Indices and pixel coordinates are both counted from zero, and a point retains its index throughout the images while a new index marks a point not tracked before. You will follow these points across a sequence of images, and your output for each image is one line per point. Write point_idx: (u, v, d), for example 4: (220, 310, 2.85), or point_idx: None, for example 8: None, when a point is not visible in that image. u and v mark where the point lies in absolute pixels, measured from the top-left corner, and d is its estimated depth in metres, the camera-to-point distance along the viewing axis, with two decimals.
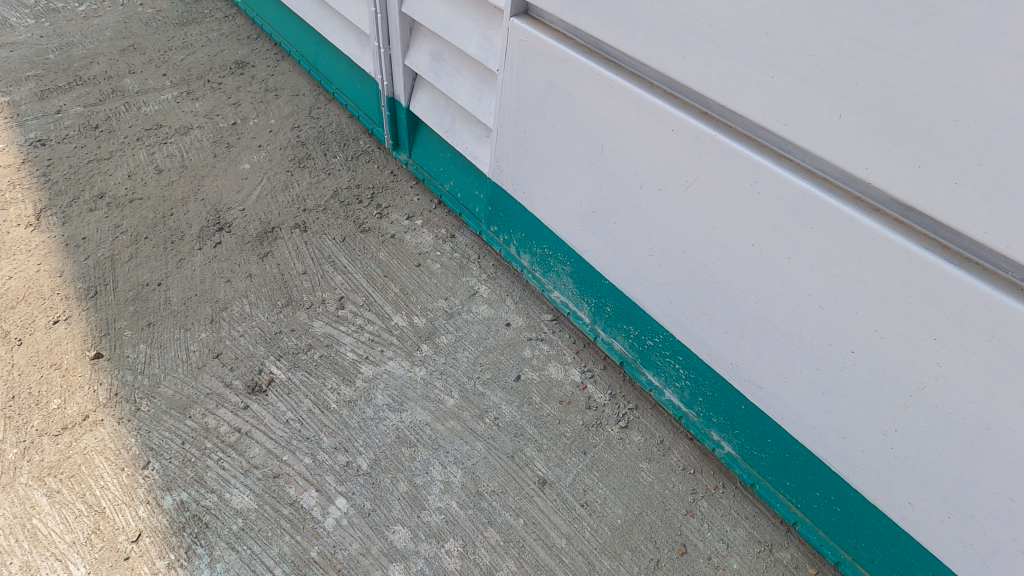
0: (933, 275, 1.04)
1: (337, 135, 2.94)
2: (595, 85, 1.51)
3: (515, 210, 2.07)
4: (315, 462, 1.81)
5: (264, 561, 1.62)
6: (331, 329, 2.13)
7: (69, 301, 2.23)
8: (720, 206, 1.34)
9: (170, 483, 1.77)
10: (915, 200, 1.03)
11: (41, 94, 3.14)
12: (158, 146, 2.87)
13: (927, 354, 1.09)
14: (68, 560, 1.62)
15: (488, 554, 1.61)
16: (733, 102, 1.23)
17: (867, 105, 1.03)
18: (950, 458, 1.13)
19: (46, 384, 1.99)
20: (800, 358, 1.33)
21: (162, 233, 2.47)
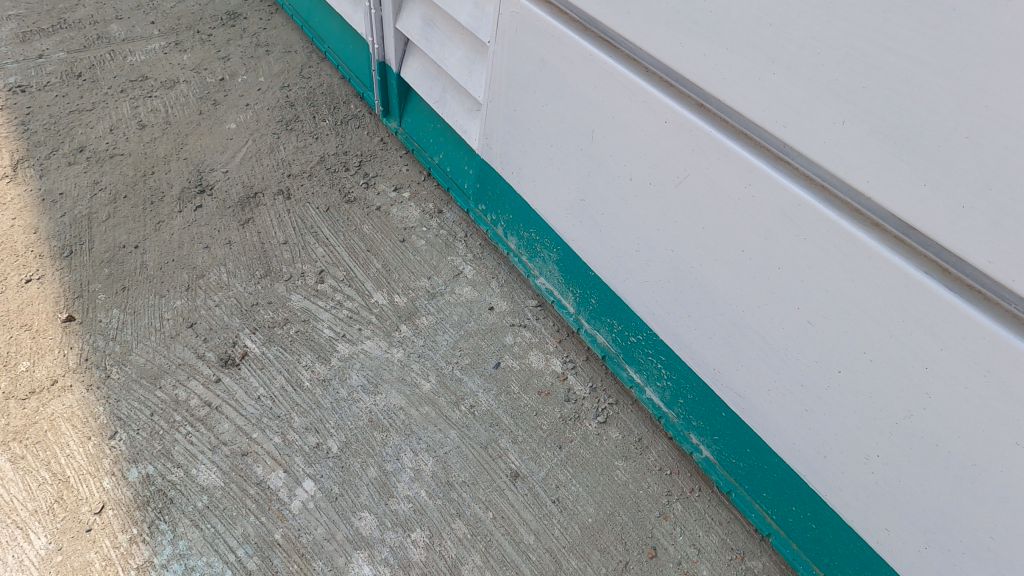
0: (930, 300, 0.97)
1: (328, 97, 2.83)
2: (588, 68, 1.41)
3: (503, 190, 1.98)
4: (285, 441, 1.76)
5: (227, 541, 1.59)
6: (309, 303, 2.07)
7: (43, 259, 2.16)
8: (711, 206, 1.26)
9: (136, 455, 1.73)
10: (917, 220, 0.94)
11: (24, 36, 3.01)
12: (143, 100, 2.76)
13: (917, 382, 1.03)
14: (29, 528, 1.58)
15: (454, 547, 1.58)
16: (729, 97, 1.14)
17: (873, 113, 0.94)
18: (932, 490, 1.07)
19: (15, 345, 1.94)
20: (784, 372, 1.26)
21: (142, 193, 2.38)
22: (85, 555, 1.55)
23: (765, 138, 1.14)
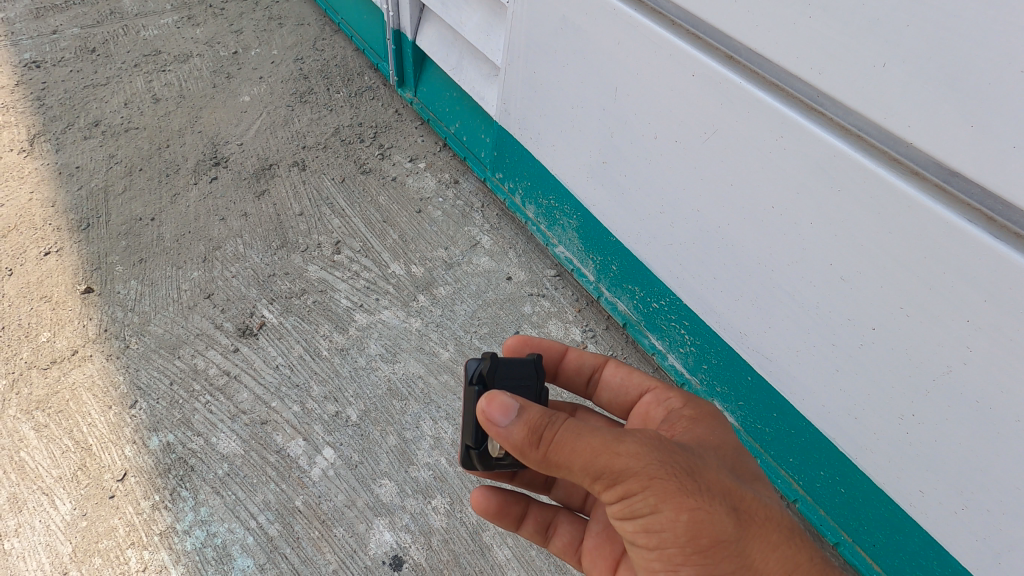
0: (973, 250, 0.93)
1: (341, 69, 2.80)
2: (613, 23, 1.38)
3: (522, 156, 1.95)
4: (304, 410, 1.76)
5: (248, 507, 1.59)
6: (326, 274, 2.05)
7: (61, 232, 2.16)
8: (741, 162, 1.23)
9: (157, 424, 1.73)
10: (961, 165, 0.90)
11: (37, 12, 3.00)
12: (156, 74, 2.74)
13: (957, 336, 1.00)
14: (54, 495, 1.59)
15: (475, 513, 1.58)
16: (762, 46, 1.10)
17: (917, 53, 0.90)
18: (971, 448, 1.04)
19: (36, 317, 1.94)
20: (814, 332, 1.24)
21: (158, 166, 2.38)
22: (109, 521, 1.55)
23: (798, 88, 1.10)
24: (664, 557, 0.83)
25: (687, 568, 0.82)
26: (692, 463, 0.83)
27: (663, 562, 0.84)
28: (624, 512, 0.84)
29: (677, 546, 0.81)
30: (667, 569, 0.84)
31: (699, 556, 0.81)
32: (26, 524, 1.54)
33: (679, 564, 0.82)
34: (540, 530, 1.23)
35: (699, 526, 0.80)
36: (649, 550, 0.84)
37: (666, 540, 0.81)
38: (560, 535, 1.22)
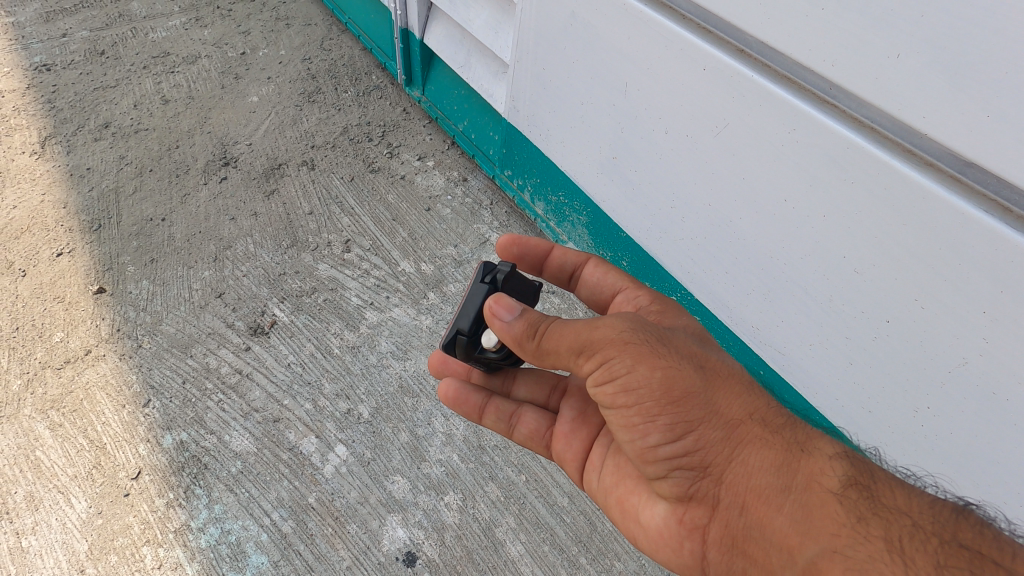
0: (989, 241, 0.93)
1: (349, 69, 2.81)
2: (623, 18, 1.38)
3: (531, 153, 1.95)
4: (316, 407, 1.76)
5: (262, 505, 1.59)
6: (336, 272, 2.06)
7: (73, 233, 2.17)
8: (753, 156, 1.23)
9: (170, 422, 1.73)
10: (977, 155, 0.90)
11: (47, 16, 3.03)
12: (165, 75, 2.76)
13: (973, 328, 0.99)
14: (69, 493, 1.60)
15: (487, 509, 1.59)
16: (774, 39, 1.10)
17: (931, 43, 0.89)
18: (988, 440, 1.04)
19: (49, 317, 1.95)
20: (827, 325, 1.23)
21: (168, 166, 2.39)
22: (124, 518, 1.56)
23: (810, 81, 1.10)
24: (641, 413, 0.90)
25: (664, 418, 0.89)
26: (656, 334, 0.95)
27: (640, 416, 0.90)
28: (605, 371, 0.92)
29: (652, 399, 0.89)
30: (645, 423, 0.90)
31: (673, 406, 0.89)
32: (43, 522, 1.55)
33: (656, 415, 0.89)
34: (503, 419, 1.31)
35: (670, 379, 0.90)
36: (627, 407, 0.91)
37: (642, 392, 0.89)
38: (524, 422, 1.29)
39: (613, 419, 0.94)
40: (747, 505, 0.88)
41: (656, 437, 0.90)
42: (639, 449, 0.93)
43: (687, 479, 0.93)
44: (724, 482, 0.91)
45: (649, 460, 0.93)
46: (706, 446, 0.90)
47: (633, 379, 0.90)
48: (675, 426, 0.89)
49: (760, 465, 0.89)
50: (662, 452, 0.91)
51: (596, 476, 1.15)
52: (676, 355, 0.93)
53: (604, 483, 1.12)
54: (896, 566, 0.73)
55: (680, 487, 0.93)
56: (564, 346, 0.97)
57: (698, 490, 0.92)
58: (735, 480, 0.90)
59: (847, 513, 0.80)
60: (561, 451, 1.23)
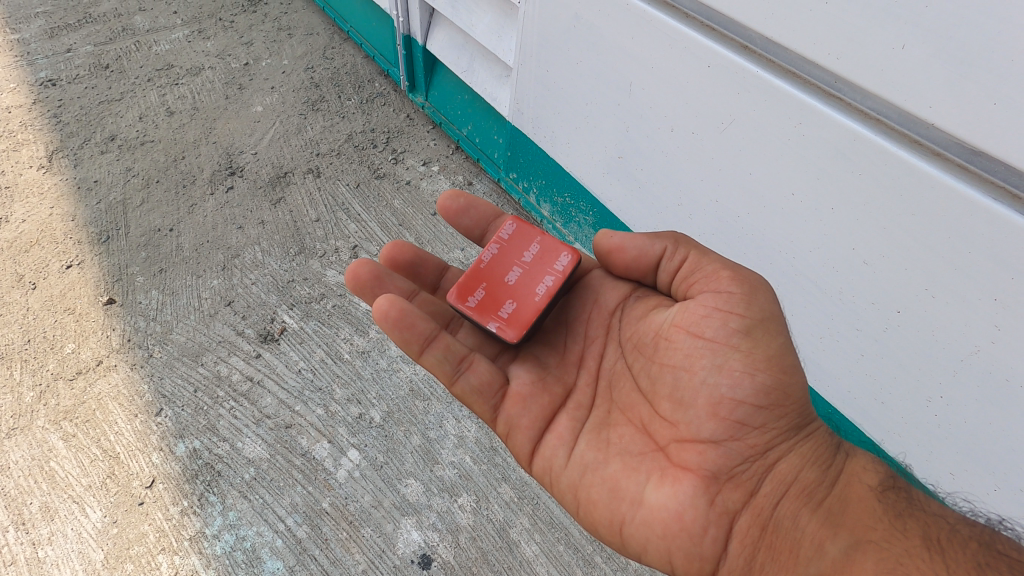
0: (998, 227, 0.93)
1: (352, 77, 2.83)
2: (626, 18, 1.39)
3: (537, 155, 1.96)
4: (328, 413, 1.77)
5: (276, 510, 1.59)
6: (345, 278, 2.07)
7: (81, 245, 2.19)
8: (760, 150, 1.24)
9: (182, 430, 1.74)
10: (985, 143, 0.91)
11: (51, 31, 3.05)
12: (170, 87, 2.78)
13: (985, 316, 1.00)
14: (85, 504, 1.60)
15: (501, 510, 1.59)
16: (778, 34, 1.11)
17: (936, 34, 0.90)
18: (1002, 427, 1.04)
19: (60, 329, 1.96)
20: (838, 317, 1.24)
21: (174, 177, 2.40)
22: (139, 527, 1.56)
23: (815, 75, 1.11)
24: (746, 360, 0.97)
25: (763, 377, 0.97)
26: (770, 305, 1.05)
27: (742, 363, 0.97)
28: (738, 305, 1.00)
29: (764, 352, 0.97)
30: (744, 373, 0.97)
31: (777, 373, 0.98)
32: (59, 532, 1.55)
33: (760, 370, 0.97)
34: (450, 361, 1.14)
35: (784, 347, 0.99)
36: (736, 350, 0.98)
37: (762, 343, 0.98)
38: (475, 371, 1.15)
39: (704, 355, 1.00)
40: (788, 495, 0.96)
41: (746, 390, 0.97)
42: (718, 396, 0.98)
43: (736, 453, 0.98)
44: (770, 470, 0.98)
45: (717, 417, 0.98)
46: (774, 426, 0.98)
47: (760, 328, 0.98)
48: (769, 389, 0.96)
49: (808, 460, 0.99)
50: (739, 412, 0.97)
51: (566, 454, 1.09)
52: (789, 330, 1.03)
53: (584, 459, 1.07)
54: (935, 564, 0.80)
55: (724, 460, 0.97)
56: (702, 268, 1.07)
57: (741, 469, 0.97)
58: (783, 470, 0.98)
59: (885, 510, 0.89)
60: (513, 416, 1.14)
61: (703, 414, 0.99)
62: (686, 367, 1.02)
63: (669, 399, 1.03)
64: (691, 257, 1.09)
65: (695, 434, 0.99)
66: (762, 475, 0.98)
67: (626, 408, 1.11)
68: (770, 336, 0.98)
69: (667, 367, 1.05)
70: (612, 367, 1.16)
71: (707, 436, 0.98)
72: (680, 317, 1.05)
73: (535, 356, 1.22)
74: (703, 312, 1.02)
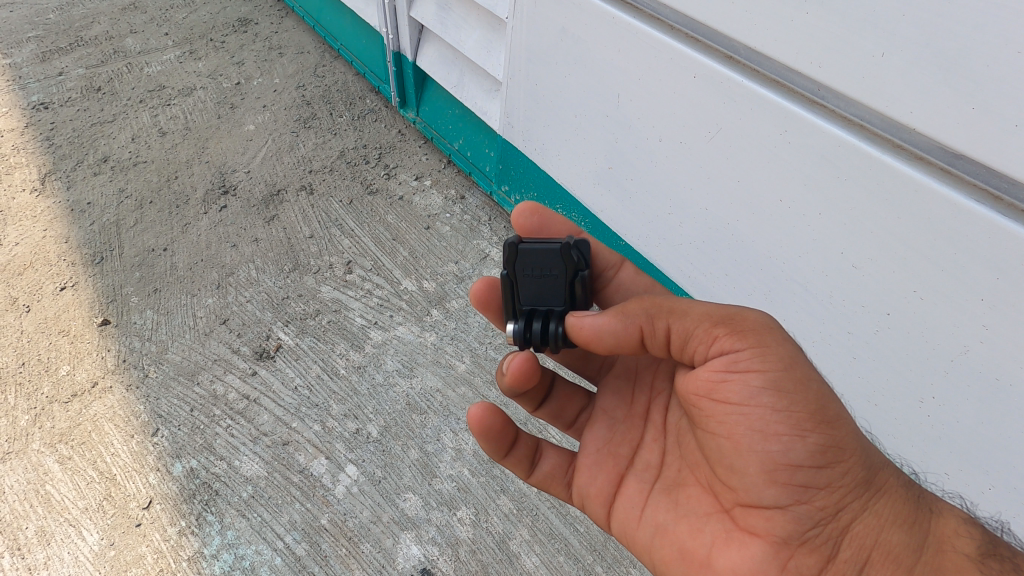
0: (985, 230, 0.95)
1: (343, 94, 2.85)
2: (613, 31, 1.42)
3: (528, 167, 1.98)
4: (325, 429, 1.77)
5: (275, 528, 1.59)
6: (339, 294, 2.08)
7: (75, 267, 2.18)
8: (747, 158, 1.26)
9: (180, 450, 1.73)
10: (966, 146, 0.92)
11: (43, 55, 3.07)
12: (162, 108, 2.79)
13: (973, 316, 1.01)
14: (81, 526, 1.58)
15: (501, 522, 1.59)
16: (760, 44, 1.14)
17: (913, 42, 0.93)
18: (992, 426, 1.05)
19: (55, 351, 1.95)
20: (829, 320, 1.25)
21: (168, 197, 2.41)
22: (137, 549, 1.54)
23: (799, 83, 1.13)
24: (790, 421, 0.85)
25: (816, 437, 0.85)
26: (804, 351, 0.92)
27: (788, 427, 0.85)
28: (753, 362, 0.88)
29: (808, 410, 0.86)
30: (793, 434, 0.85)
31: (827, 427, 0.86)
32: (55, 556, 1.54)
33: (809, 429, 0.85)
34: (526, 459, 1.19)
35: (826, 399, 0.87)
36: (772, 410, 0.86)
37: (799, 399, 0.86)
38: (547, 459, 1.20)
39: (738, 422, 0.88)
40: (871, 560, 0.87)
41: (800, 453, 0.86)
42: (772, 463, 0.86)
43: (806, 516, 0.88)
44: (847, 531, 0.88)
45: (775, 483, 0.87)
46: (839, 485, 0.87)
47: (791, 384, 0.86)
48: (823, 448, 0.85)
49: (890, 517, 0.88)
50: (799, 475, 0.86)
51: (639, 513, 1.06)
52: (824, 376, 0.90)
53: (655, 521, 1.03)
54: None
55: (793, 524, 0.88)
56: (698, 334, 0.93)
57: (813, 534, 0.88)
58: (860, 531, 0.88)
59: None
60: (583, 487, 1.15)
61: (760, 481, 0.88)
62: (724, 435, 0.90)
63: (720, 464, 0.92)
64: (676, 322, 0.95)
65: (756, 499, 0.89)
66: (838, 538, 0.88)
67: (692, 464, 1.02)
68: (804, 388, 0.86)
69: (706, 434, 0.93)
70: (678, 421, 1.06)
71: (770, 501, 0.88)
72: (693, 386, 0.93)
73: (607, 415, 1.16)
74: (717, 377, 0.90)
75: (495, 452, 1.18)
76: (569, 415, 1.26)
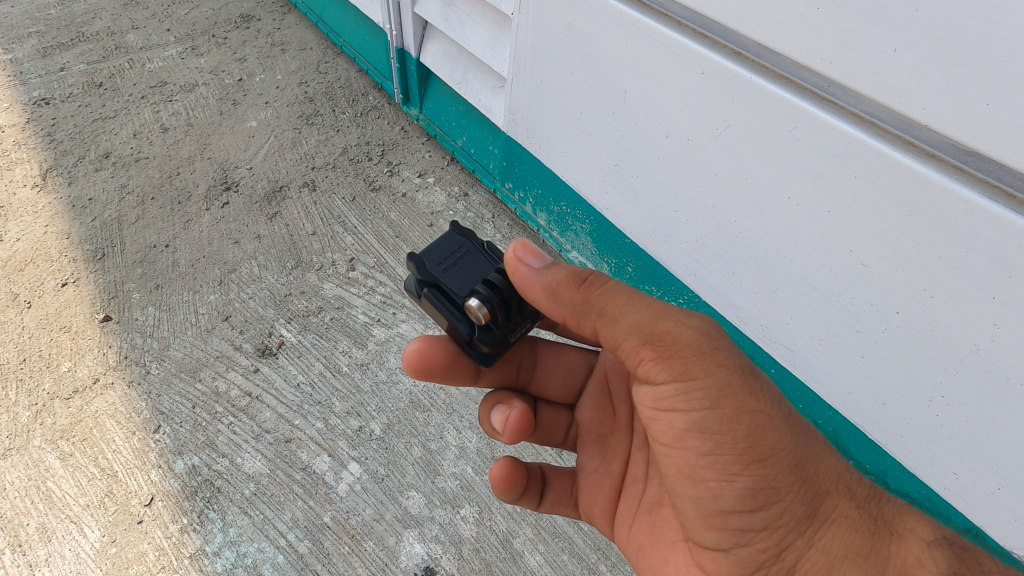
0: (995, 227, 0.94)
1: (346, 90, 2.84)
2: (620, 27, 1.41)
3: (532, 164, 1.97)
4: (327, 426, 1.76)
5: (277, 526, 1.58)
6: (342, 291, 2.07)
7: (76, 263, 2.17)
8: (755, 155, 1.26)
9: (181, 447, 1.72)
10: (980, 144, 0.92)
11: (44, 51, 3.06)
12: (163, 104, 2.78)
13: (983, 314, 1.01)
14: (82, 523, 1.57)
15: (504, 521, 1.59)
16: (770, 40, 1.13)
17: (926, 37, 0.92)
18: (1002, 425, 1.05)
19: (56, 347, 1.94)
20: (836, 318, 1.25)
21: (169, 193, 2.40)
22: (138, 546, 1.54)
23: (808, 79, 1.12)
24: (717, 467, 0.89)
25: (743, 480, 0.89)
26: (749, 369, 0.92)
27: (715, 473, 0.90)
28: (677, 402, 0.90)
29: (733, 452, 0.88)
30: (719, 480, 0.89)
31: (756, 467, 0.88)
32: (57, 553, 1.53)
33: (737, 473, 0.88)
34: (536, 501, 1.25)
35: (758, 433, 0.88)
36: (699, 454, 0.90)
37: (724, 441, 0.88)
38: (553, 490, 1.27)
39: (674, 465, 0.94)
40: None
41: (729, 498, 0.90)
42: (705, 506, 0.92)
43: (748, 557, 0.93)
44: (792, 570, 0.92)
45: (714, 525, 0.93)
46: (781, 524, 0.91)
47: (717, 425, 0.88)
48: (752, 490, 0.89)
49: (839, 552, 0.91)
50: (732, 519, 0.91)
51: (627, 531, 1.16)
52: (769, 397, 0.90)
53: (638, 543, 1.13)
54: None
55: (737, 567, 0.94)
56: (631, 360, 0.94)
57: (758, 573, 0.93)
58: (808, 569, 0.91)
59: None
60: (588, 507, 1.25)
61: (698, 524, 0.95)
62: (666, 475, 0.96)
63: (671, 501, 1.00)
64: (605, 329, 0.92)
65: (699, 539, 0.97)
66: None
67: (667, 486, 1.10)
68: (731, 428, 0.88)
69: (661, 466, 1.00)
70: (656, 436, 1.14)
71: (712, 542, 0.95)
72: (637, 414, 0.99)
73: (598, 432, 1.25)
74: (650, 414, 0.94)
75: (512, 500, 1.22)
76: (558, 437, 1.33)
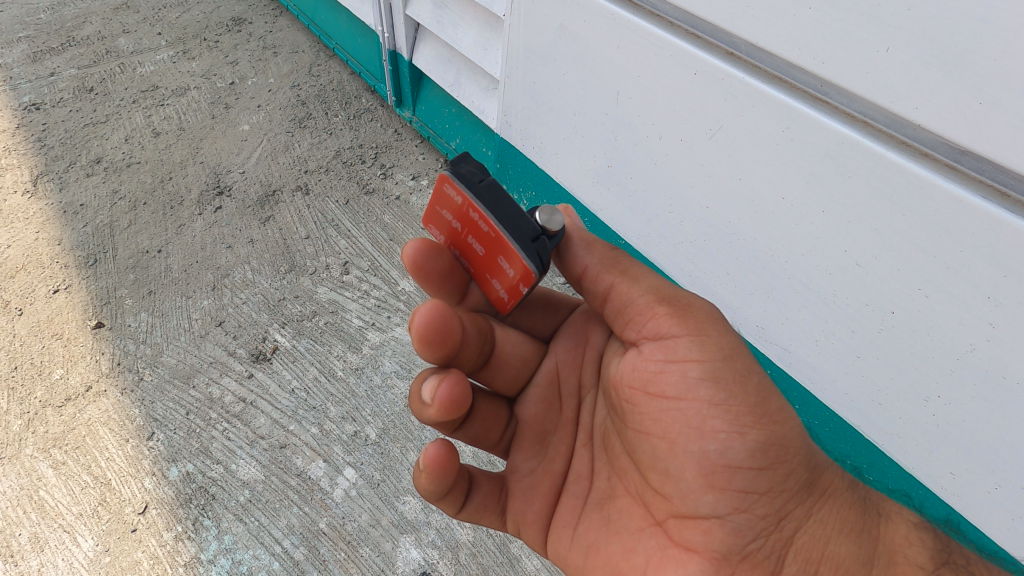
0: (991, 227, 0.94)
1: (339, 93, 2.83)
2: (612, 28, 1.40)
3: (525, 165, 1.97)
4: (322, 431, 1.75)
5: (273, 533, 1.56)
6: (336, 295, 2.06)
7: (68, 270, 2.16)
8: (748, 155, 1.25)
9: (175, 454, 1.71)
10: (975, 144, 0.91)
11: (34, 56, 3.04)
12: (155, 109, 2.76)
13: (979, 313, 1.00)
14: (75, 532, 1.56)
15: None
16: (763, 40, 1.12)
17: (919, 36, 0.91)
18: (999, 424, 1.04)
19: (48, 354, 1.92)
20: (832, 319, 1.24)
21: (162, 198, 2.38)
22: (133, 554, 1.52)
23: (801, 79, 1.11)
24: (729, 419, 0.86)
25: (754, 434, 0.86)
26: None
27: (727, 423, 0.86)
28: (692, 350, 0.88)
29: (747, 406, 0.87)
30: (730, 432, 0.86)
31: (767, 424, 0.87)
32: (50, 562, 1.52)
33: (749, 426, 0.86)
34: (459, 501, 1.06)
35: (767, 393, 0.88)
36: (711, 405, 0.87)
37: (738, 393, 0.87)
38: (479, 493, 1.08)
39: (676, 419, 0.88)
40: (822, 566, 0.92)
41: (740, 452, 0.86)
42: (710, 464, 0.87)
43: (745, 526, 0.89)
44: (789, 544, 0.92)
45: (713, 487, 0.88)
46: (783, 490, 0.90)
47: (731, 375, 0.88)
48: (763, 447, 0.87)
49: (834, 526, 0.94)
50: (737, 478, 0.87)
51: (572, 532, 1.05)
52: None
53: (588, 541, 1.02)
54: None
55: (732, 537, 0.89)
56: (637, 316, 0.93)
57: (754, 545, 0.90)
58: (805, 542, 0.92)
59: None
60: (519, 512, 1.10)
61: (698, 487, 0.88)
62: (661, 435, 0.90)
63: (654, 470, 0.92)
64: (623, 285, 0.94)
65: (692, 509, 0.89)
66: (780, 551, 0.91)
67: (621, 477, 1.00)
68: (744, 381, 0.88)
69: (642, 433, 0.92)
70: (604, 424, 1.05)
71: (707, 510, 0.89)
72: (631, 377, 0.93)
73: (537, 429, 1.11)
74: (655, 366, 0.90)
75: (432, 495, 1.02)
76: (495, 434, 1.13)
